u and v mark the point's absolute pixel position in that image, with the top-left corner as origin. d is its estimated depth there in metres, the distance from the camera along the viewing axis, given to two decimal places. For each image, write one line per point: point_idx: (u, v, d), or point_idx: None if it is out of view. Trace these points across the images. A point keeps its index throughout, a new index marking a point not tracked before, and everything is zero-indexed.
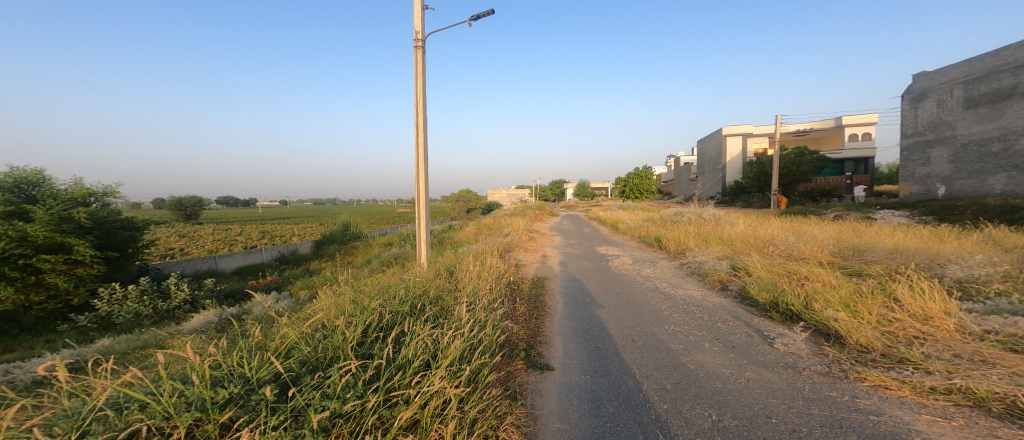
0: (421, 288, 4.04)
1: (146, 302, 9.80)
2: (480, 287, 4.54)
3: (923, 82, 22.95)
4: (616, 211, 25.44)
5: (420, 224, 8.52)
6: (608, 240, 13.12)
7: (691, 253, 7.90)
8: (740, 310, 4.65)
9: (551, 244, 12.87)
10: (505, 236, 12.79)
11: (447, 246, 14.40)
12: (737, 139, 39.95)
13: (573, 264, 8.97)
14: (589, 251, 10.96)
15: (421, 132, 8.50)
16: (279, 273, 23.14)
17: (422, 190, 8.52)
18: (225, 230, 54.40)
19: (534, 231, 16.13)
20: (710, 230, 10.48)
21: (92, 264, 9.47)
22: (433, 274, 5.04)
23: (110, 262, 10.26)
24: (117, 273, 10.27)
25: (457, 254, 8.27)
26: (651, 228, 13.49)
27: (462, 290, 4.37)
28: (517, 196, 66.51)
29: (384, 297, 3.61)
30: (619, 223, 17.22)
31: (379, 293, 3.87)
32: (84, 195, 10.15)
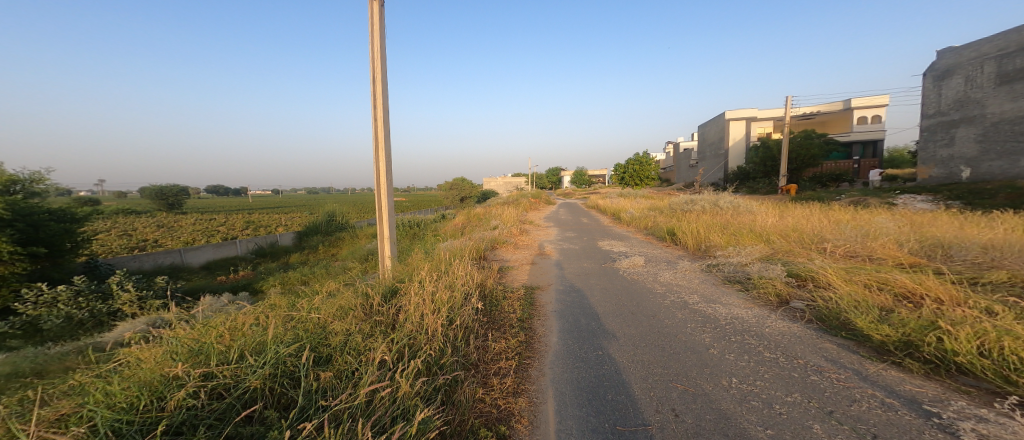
0: (313, 335, 2.36)
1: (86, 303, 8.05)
2: (429, 325, 2.86)
3: (948, 58, 21.16)
4: (617, 199, 23.81)
5: (381, 220, 6.76)
6: (611, 233, 11.39)
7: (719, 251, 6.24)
8: (830, 349, 2.99)
9: (546, 239, 11.15)
10: (493, 229, 11.06)
11: (429, 241, 12.72)
12: (741, 122, 38.10)
13: (571, 265, 7.27)
14: (590, 247, 9.24)
15: (380, 103, 6.64)
16: (253, 268, 21.35)
17: (384, 176, 6.73)
18: (209, 220, 52.34)
19: (527, 222, 14.36)
20: (734, 220, 8.79)
21: (13, 262, 7.65)
22: (365, 295, 3.37)
23: (42, 259, 8.43)
24: (51, 271, 8.47)
25: (426, 255, 6.53)
26: (659, 218, 11.78)
27: (396, 331, 2.69)
28: (512, 183, 64.68)
29: (231, 370, 1.94)
30: (622, 213, 15.45)
31: (238, 344, 2.19)
32: (4, 182, 8.24)
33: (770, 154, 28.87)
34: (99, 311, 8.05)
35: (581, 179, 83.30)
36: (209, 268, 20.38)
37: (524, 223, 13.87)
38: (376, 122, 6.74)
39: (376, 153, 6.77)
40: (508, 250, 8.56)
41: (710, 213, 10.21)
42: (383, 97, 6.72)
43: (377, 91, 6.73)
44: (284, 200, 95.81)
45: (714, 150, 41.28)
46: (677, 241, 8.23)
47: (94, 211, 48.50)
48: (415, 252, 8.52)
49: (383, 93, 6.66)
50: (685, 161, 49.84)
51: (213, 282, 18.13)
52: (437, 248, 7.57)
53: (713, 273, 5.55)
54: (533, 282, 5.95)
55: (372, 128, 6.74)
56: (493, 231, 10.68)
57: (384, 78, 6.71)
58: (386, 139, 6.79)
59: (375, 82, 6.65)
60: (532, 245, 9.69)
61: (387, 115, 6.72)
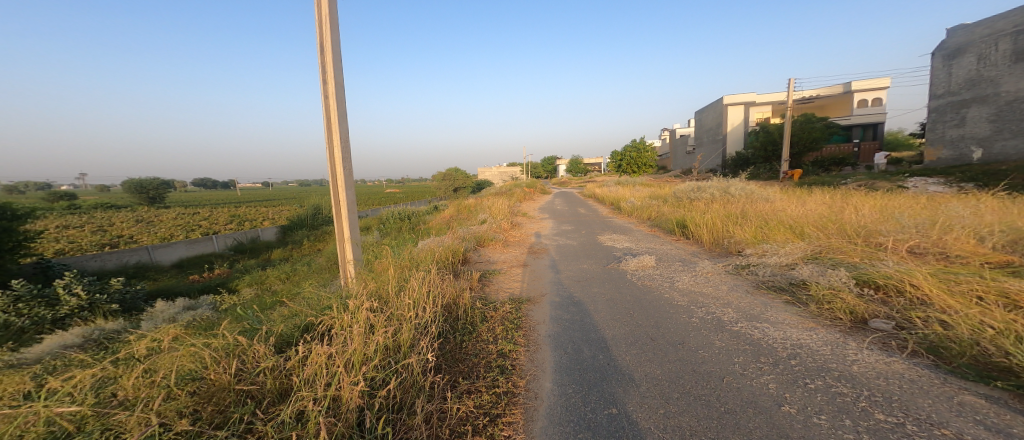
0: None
1: (24, 309, 6.77)
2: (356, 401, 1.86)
3: (960, 36, 20.09)
4: (615, 187, 22.68)
5: (338, 220, 5.50)
6: (610, 226, 10.26)
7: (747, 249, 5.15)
8: (982, 411, 1.92)
9: (540, 233, 9.95)
10: (481, 223, 9.83)
11: (410, 237, 11.51)
12: (740, 107, 36.88)
13: (568, 267, 6.13)
14: (591, 243, 8.10)
15: (330, 75, 5.30)
16: (230, 265, 20.02)
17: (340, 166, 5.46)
18: (192, 214, 50.34)
19: (520, 215, 13.15)
20: (753, 208, 7.67)
21: None
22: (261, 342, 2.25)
23: None
24: None
25: (391, 260, 5.30)
26: (664, 208, 10.60)
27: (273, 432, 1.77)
28: (508, 173, 63.16)
29: None
30: (621, 202, 14.27)
31: None
32: None
33: (770, 138, 27.62)
34: (43, 317, 6.84)
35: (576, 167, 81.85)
36: (181, 266, 19.03)
37: (516, 216, 12.65)
38: (327, 97, 5.41)
39: (329, 137, 5.48)
40: (497, 249, 7.35)
41: (721, 202, 9.07)
42: (335, 68, 5.39)
43: (327, 59, 5.41)
44: (276, 193, 94.04)
45: (712, 136, 40.14)
46: (690, 235, 7.11)
47: (71, 207, 46.60)
48: (386, 253, 7.31)
49: (334, 62, 5.33)
50: (682, 147, 48.75)
51: (181, 282, 16.81)
52: (411, 249, 6.34)
53: (745, 276, 4.47)
54: (523, 294, 4.83)
55: (321, 105, 5.41)
56: (480, 226, 9.46)
57: (335, 43, 5.37)
58: (342, 119, 5.50)
59: (323, 48, 5.30)
60: (527, 242, 8.49)
61: (341, 90, 5.43)
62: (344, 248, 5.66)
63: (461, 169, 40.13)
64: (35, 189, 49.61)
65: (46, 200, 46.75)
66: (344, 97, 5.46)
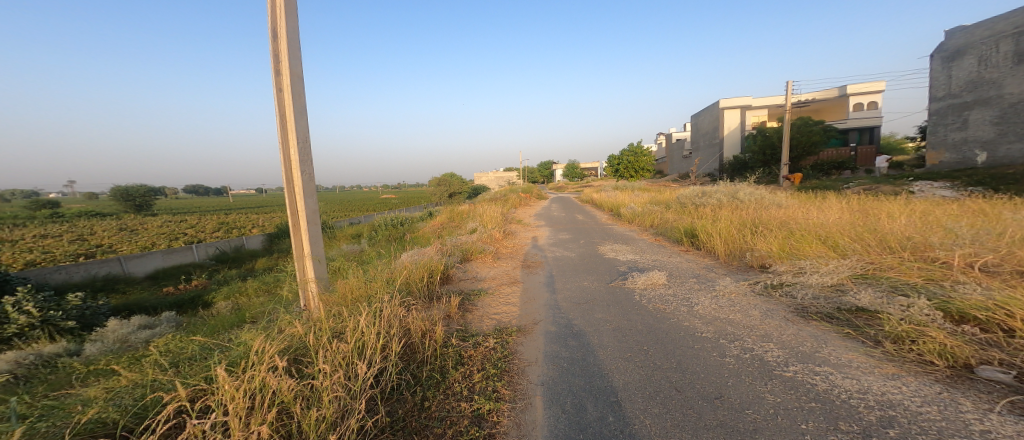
0: None
1: None
2: None
3: (959, 38, 19.68)
4: (613, 192, 22.00)
5: (295, 232, 4.71)
6: (611, 234, 9.49)
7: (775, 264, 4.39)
8: None
9: (535, 243, 9.15)
10: (471, 232, 9.00)
11: (396, 248, 10.69)
12: (736, 110, 36.46)
13: (565, 286, 5.34)
14: (591, 255, 7.30)
15: (285, 64, 4.60)
16: (209, 275, 18.96)
17: (295, 169, 4.67)
18: (181, 222, 49.17)
19: (515, 222, 12.34)
20: (768, 215, 6.96)
21: None
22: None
23: None
24: None
25: (357, 280, 4.48)
26: (669, 214, 9.84)
27: None
28: (504, 178, 62.48)
29: None
30: (621, 208, 13.54)
31: None
32: None
33: (769, 142, 26.93)
34: None
35: (573, 172, 81.57)
36: (157, 278, 17.98)
37: (510, 223, 11.84)
38: (282, 90, 4.68)
39: (283, 136, 4.73)
40: (486, 263, 6.54)
41: (730, 208, 8.34)
42: (292, 57, 4.68)
43: (282, 47, 4.71)
44: (269, 199, 92.68)
45: (708, 140, 39.69)
46: (702, 246, 6.35)
47: (56, 215, 45.42)
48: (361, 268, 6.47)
49: (290, 50, 4.63)
50: (679, 151, 48.30)
51: (155, 295, 15.80)
52: (385, 264, 5.53)
53: (778, 297, 3.70)
54: (512, 323, 4.04)
55: (277, 105, 4.68)
56: (470, 236, 8.64)
57: (292, 33, 4.67)
58: (299, 115, 4.76)
59: (276, 34, 4.59)
60: (521, 254, 7.68)
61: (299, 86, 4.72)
62: (303, 265, 4.84)
63: (456, 174, 39.33)
64: (18, 198, 48.37)
65: (30, 208, 45.55)
66: (301, 90, 4.73)
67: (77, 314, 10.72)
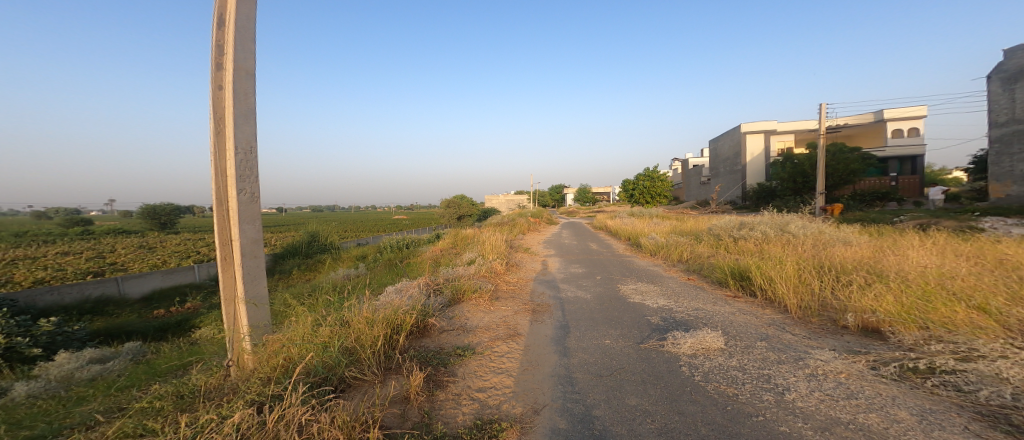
0: None
1: None
2: None
3: (1021, 58, 18.02)
4: (629, 219, 20.48)
5: (223, 278, 3.35)
6: (633, 270, 8.04)
7: (907, 338, 2.98)
8: None
9: (543, 277, 7.81)
10: (468, 264, 7.73)
11: (385, 278, 9.47)
12: (759, 136, 34.85)
13: (580, 346, 4.01)
14: (611, 298, 5.92)
15: (229, 56, 3.37)
16: (204, 297, 18.08)
17: (230, 191, 3.31)
18: (196, 240, 49.52)
19: (520, 251, 11.03)
20: (837, 254, 5.51)
21: None
22: None
23: None
24: None
25: (297, 333, 3.22)
26: (702, 247, 8.38)
27: None
28: (517, 202, 61.61)
29: None
30: (641, 238, 12.11)
31: None
32: None
33: (800, 169, 25.11)
34: None
35: (586, 197, 80.53)
36: (151, 300, 17.19)
37: (515, 253, 10.55)
38: (223, 90, 3.41)
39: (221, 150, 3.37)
40: (481, 308, 5.23)
41: (780, 244, 6.90)
42: (241, 48, 3.47)
43: (229, 34, 3.48)
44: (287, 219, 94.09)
45: (729, 166, 37.95)
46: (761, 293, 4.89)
47: (82, 232, 46.47)
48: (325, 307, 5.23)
49: (238, 39, 3.44)
50: (697, 177, 46.63)
51: (143, 318, 14.94)
52: (348, 305, 4.31)
53: (940, 393, 2.36)
54: (501, 410, 2.71)
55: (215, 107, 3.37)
56: (466, 268, 7.39)
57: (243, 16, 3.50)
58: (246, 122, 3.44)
59: (220, 17, 3.40)
60: (526, 293, 6.35)
61: (246, 83, 3.45)
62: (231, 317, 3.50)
63: (467, 196, 38.53)
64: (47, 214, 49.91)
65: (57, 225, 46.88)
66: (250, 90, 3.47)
67: (44, 342, 9.69)
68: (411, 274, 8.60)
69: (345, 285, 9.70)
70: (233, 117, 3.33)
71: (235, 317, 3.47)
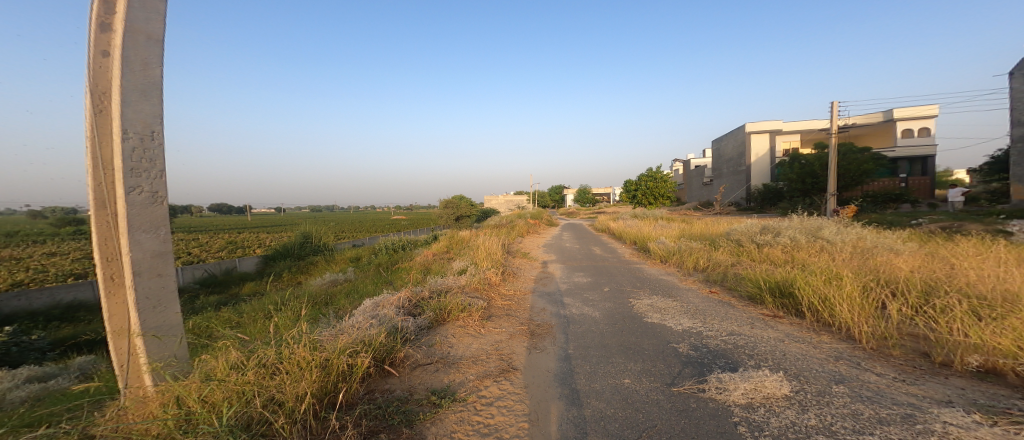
0: None
1: None
2: None
3: None
4: (633, 221, 19.60)
5: (107, 304, 2.36)
6: (645, 281, 7.12)
7: None
8: None
9: (543, 288, 6.90)
10: (459, 274, 6.79)
11: (369, 287, 8.57)
12: (765, 136, 33.99)
13: (592, 387, 3.11)
14: (624, 317, 5.02)
15: (120, 11, 2.36)
16: (186, 301, 17.15)
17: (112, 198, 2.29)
18: (191, 240, 48.57)
19: (518, 257, 10.11)
20: (893, 266, 4.62)
21: None
22: None
23: None
24: None
25: (202, 378, 2.30)
26: (721, 254, 7.47)
27: None
28: (517, 202, 60.78)
29: None
30: (648, 242, 11.21)
31: None
32: None
33: (809, 170, 24.14)
34: None
35: (586, 197, 79.80)
36: None
37: (512, 259, 9.63)
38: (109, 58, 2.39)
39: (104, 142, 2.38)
40: (470, 331, 4.33)
41: (815, 252, 6.01)
42: (141, 3, 2.45)
43: None
44: (284, 219, 93.05)
45: (732, 166, 37.10)
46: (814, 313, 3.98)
47: None
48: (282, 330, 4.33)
49: None
50: (699, 178, 45.78)
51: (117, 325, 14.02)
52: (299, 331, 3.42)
53: None
54: None
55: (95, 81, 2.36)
56: (457, 279, 6.46)
57: None
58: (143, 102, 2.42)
59: None
60: (524, 310, 5.43)
61: (145, 51, 2.43)
62: (122, 356, 2.50)
63: (467, 197, 37.66)
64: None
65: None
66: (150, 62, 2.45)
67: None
68: (396, 284, 7.70)
69: (323, 294, 8.76)
70: (122, 92, 2.32)
71: (128, 355, 2.47)
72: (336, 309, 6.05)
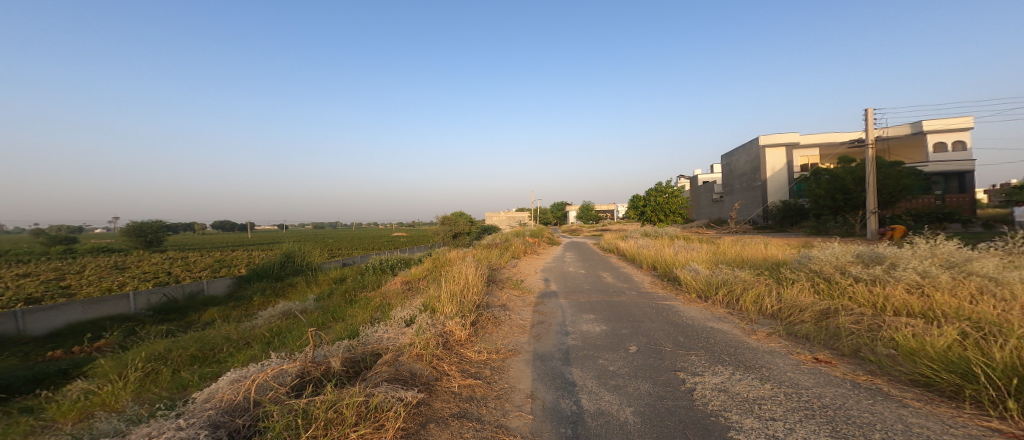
0: None
1: None
2: None
3: None
4: (645, 240, 17.21)
5: None
6: (693, 335, 4.66)
7: None
8: None
9: (536, 347, 4.51)
10: (404, 324, 4.39)
11: (293, 331, 6.17)
12: (780, 150, 31.72)
13: None
14: (685, 426, 2.59)
15: None
16: (127, 332, 14.60)
17: None
18: (180, 258, 46.53)
19: (504, 289, 7.62)
20: None
21: None
22: None
23: None
24: None
25: None
26: (800, 292, 5.03)
27: None
28: (518, 219, 58.72)
29: None
30: (673, 269, 8.79)
31: None
32: None
33: (840, 185, 21.53)
34: None
35: (589, 214, 77.91)
36: (52, 340, 13.74)
37: (496, 292, 7.14)
38: None
39: None
40: None
41: (984, 302, 3.60)
42: None
43: None
44: (282, 236, 91.08)
45: (746, 182, 34.80)
46: None
47: (66, 251, 44.12)
48: None
49: None
50: (709, 195, 43.47)
51: (27, 362, 11.58)
52: None
53: None
54: None
55: None
56: (396, 337, 4.06)
57: None
58: None
59: None
60: (496, 405, 3.03)
61: None
62: None
63: (465, 213, 35.48)
64: (31, 230, 47.75)
65: (44, 243, 44.79)
66: None
67: None
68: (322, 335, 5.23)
69: (231, 336, 6.23)
70: None
71: None
72: (186, 387, 3.60)
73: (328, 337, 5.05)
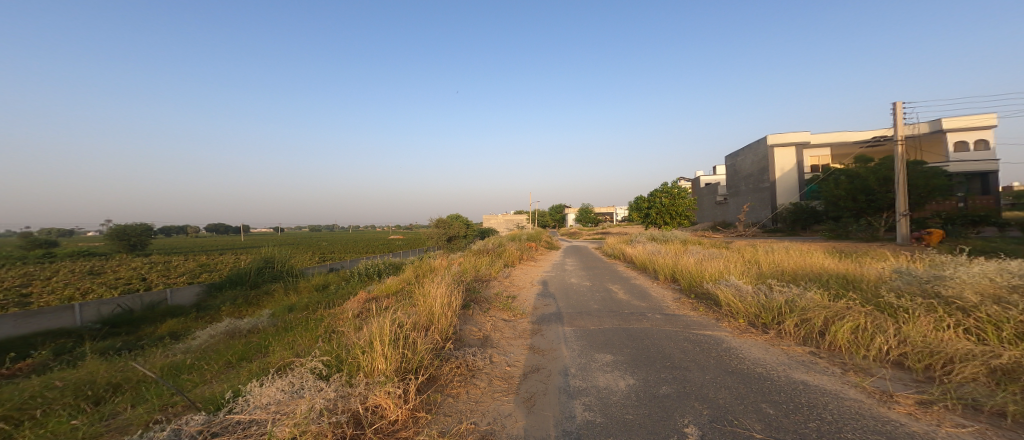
0: None
1: None
2: None
3: None
4: (655, 246, 15.46)
5: None
6: (783, 400, 2.84)
7: None
8: None
9: (526, 429, 2.68)
10: (300, 389, 2.54)
11: (177, 374, 4.27)
12: (790, 149, 30.11)
13: None
14: None
15: None
16: (59, 350, 12.52)
17: None
18: (163, 263, 44.33)
19: (488, 312, 5.80)
20: None
21: None
22: None
23: None
24: None
25: None
26: (937, 330, 3.24)
27: None
28: (516, 222, 56.93)
29: None
30: (703, 284, 6.99)
31: None
32: None
33: (862, 185, 19.94)
34: None
35: (589, 217, 76.38)
36: None
37: (476, 318, 5.32)
38: None
39: None
40: None
41: None
42: None
43: None
44: (274, 239, 88.61)
45: (752, 183, 33.21)
46: None
47: (46, 255, 42.05)
48: None
49: None
50: (712, 197, 41.87)
51: None
52: None
53: None
54: None
55: None
56: (273, 421, 2.22)
57: None
58: None
59: None
60: None
61: None
62: None
63: (461, 216, 33.71)
64: (8, 232, 45.56)
65: (22, 246, 42.67)
66: None
67: None
68: (195, 387, 3.36)
69: (90, 374, 4.32)
70: None
71: None
72: None
73: (200, 396, 3.20)
